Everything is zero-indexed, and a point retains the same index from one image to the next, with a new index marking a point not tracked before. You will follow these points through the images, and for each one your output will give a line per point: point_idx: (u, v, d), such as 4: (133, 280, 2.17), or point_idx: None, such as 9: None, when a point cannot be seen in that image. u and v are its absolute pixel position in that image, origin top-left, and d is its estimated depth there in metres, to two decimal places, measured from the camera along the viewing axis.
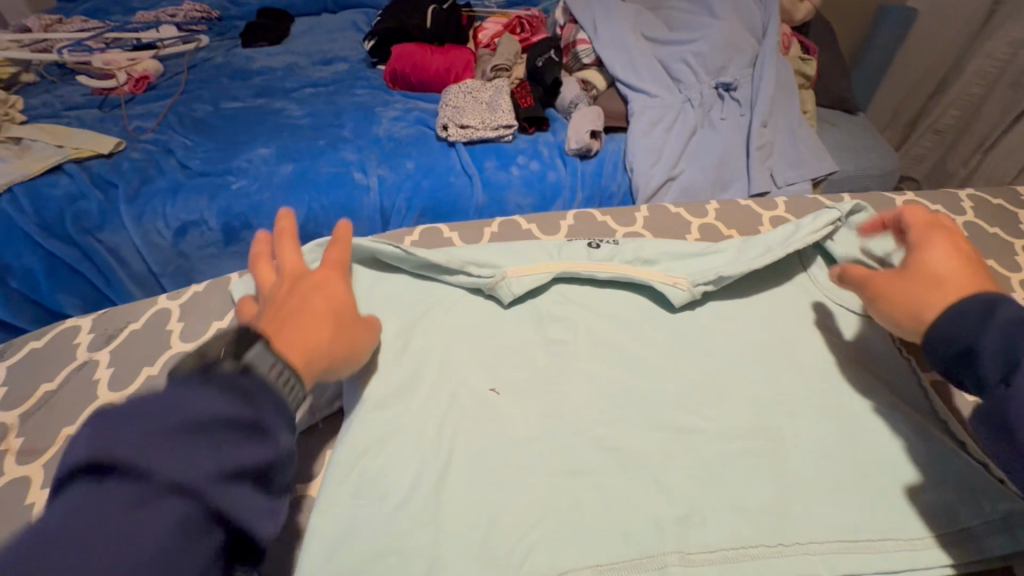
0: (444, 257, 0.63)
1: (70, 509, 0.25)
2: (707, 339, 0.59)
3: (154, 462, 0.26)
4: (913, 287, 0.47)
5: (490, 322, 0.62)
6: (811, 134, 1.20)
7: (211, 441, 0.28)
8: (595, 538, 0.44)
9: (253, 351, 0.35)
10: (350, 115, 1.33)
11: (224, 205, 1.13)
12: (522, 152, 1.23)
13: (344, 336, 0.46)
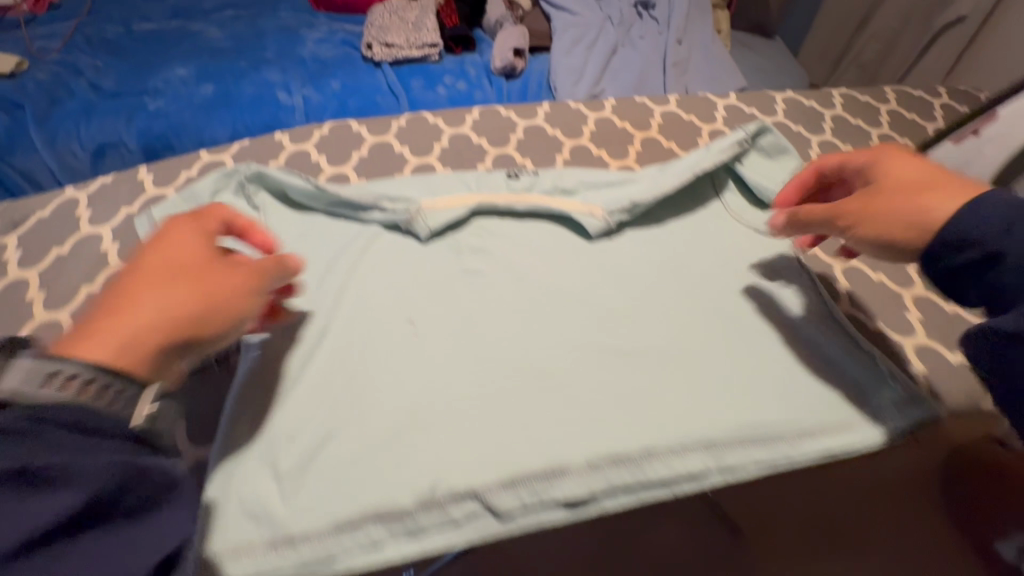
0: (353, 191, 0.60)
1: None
2: (625, 266, 0.60)
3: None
4: (898, 198, 0.47)
5: (415, 257, 0.59)
6: (724, 51, 1.26)
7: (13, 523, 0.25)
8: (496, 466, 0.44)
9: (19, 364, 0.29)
10: (273, 36, 1.30)
11: (143, 126, 1.10)
12: (448, 72, 1.25)
13: (174, 299, 0.35)
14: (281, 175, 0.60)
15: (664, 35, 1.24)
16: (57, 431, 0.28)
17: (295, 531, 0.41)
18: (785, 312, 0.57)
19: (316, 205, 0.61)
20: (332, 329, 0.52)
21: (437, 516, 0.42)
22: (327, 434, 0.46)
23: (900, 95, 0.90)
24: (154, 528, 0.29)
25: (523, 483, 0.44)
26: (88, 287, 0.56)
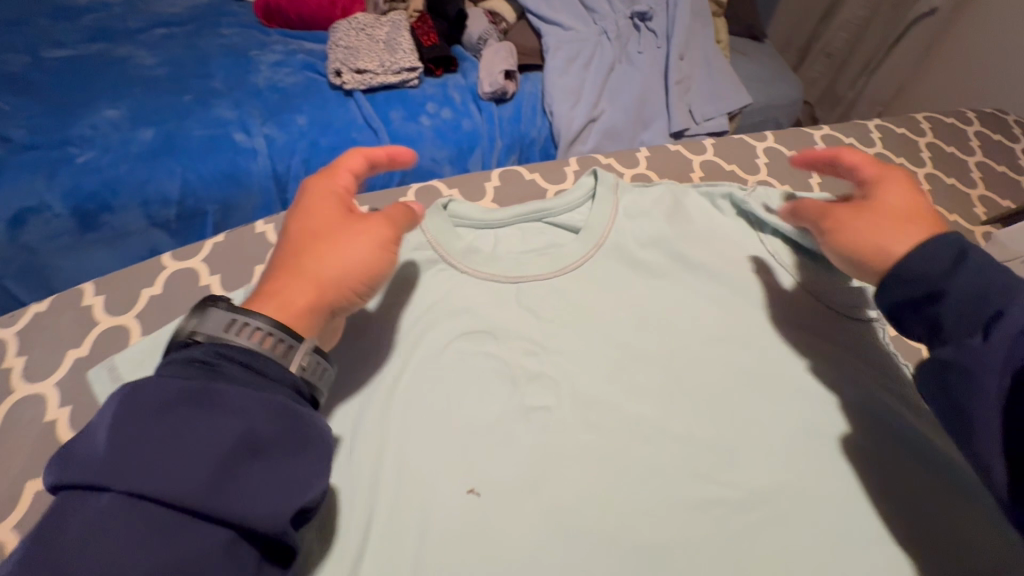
0: None
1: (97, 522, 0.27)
2: (709, 382, 0.52)
3: (129, 478, 0.28)
4: (885, 228, 0.47)
5: (471, 396, 0.49)
6: (725, 64, 1.18)
7: (180, 453, 0.29)
8: None
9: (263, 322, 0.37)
10: (221, 63, 1.12)
11: (70, 185, 0.91)
12: (430, 99, 1.11)
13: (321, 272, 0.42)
14: None
15: (665, 49, 1.15)
16: (235, 368, 0.35)
17: None
18: (890, 424, 0.51)
19: None
20: (387, 514, 0.43)
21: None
22: None
23: (934, 123, 0.85)
24: (290, 472, 0.32)
25: None
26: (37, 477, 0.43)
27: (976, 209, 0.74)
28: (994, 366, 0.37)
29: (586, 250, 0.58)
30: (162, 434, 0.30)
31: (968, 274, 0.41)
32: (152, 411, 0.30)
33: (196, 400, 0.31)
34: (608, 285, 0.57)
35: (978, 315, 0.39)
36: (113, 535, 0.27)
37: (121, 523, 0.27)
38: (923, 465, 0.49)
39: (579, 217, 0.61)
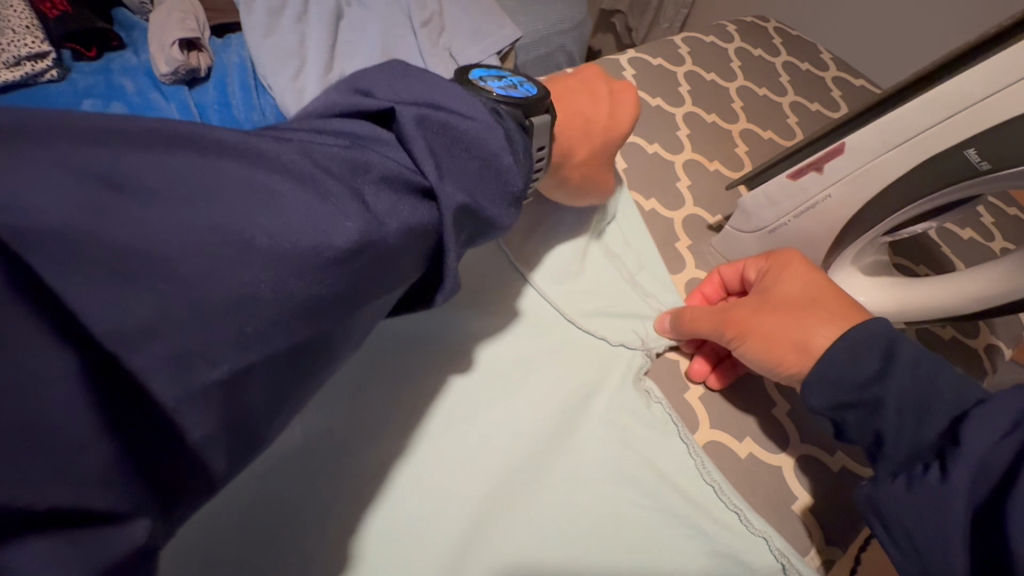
0: None
1: (350, 150, 0.26)
2: (403, 506, 0.36)
3: (421, 141, 0.29)
4: (781, 323, 0.38)
5: None
6: None
7: (447, 169, 0.30)
8: None
9: (541, 123, 0.37)
10: None
11: None
12: (88, 95, 0.79)
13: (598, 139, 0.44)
14: None
15: None
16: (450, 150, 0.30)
17: None
18: (643, 486, 0.40)
19: None
20: None
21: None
22: None
23: (692, 47, 0.73)
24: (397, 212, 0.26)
25: None
26: None
27: (739, 149, 0.64)
28: (960, 502, 0.28)
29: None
30: (445, 144, 0.30)
31: (900, 376, 0.34)
32: (445, 110, 0.31)
33: (461, 141, 0.31)
34: None
35: (917, 430, 0.32)
36: (353, 179, 0.25)
37: (373, 165, 0.26)
38: (688, 533, 0.38)
39: None
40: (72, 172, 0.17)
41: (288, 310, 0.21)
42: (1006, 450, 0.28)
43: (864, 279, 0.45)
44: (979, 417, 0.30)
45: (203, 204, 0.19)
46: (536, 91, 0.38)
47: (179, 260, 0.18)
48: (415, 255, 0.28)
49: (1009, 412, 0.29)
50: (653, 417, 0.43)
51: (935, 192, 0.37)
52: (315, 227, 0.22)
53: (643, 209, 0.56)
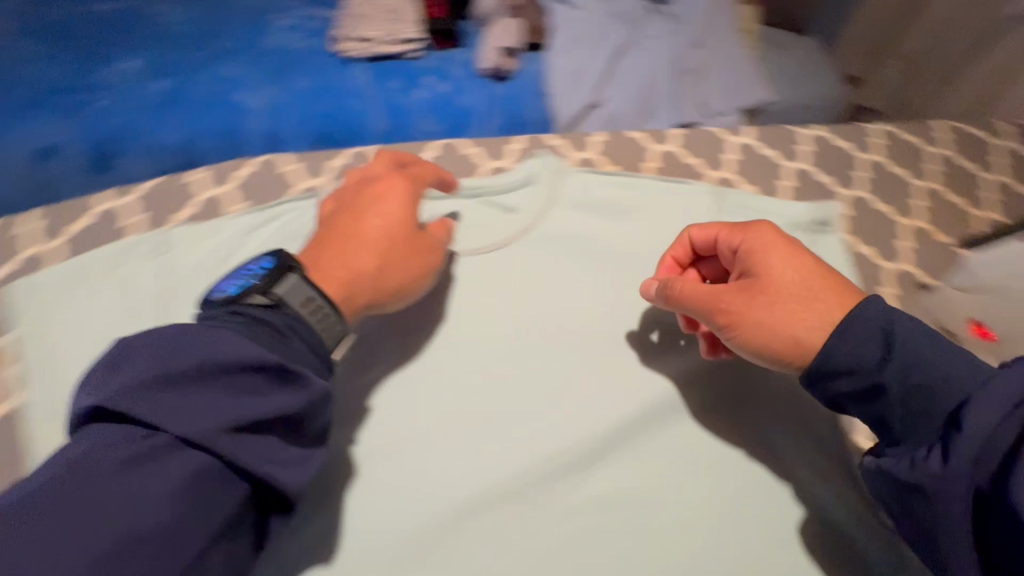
0: (312, 227, 0.56)
1: (84, 449, 0.36)
2: None
3: (158, 414, 0.37)
4: (778, 314, 0.49)
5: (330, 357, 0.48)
6: (746, 56, 1.08)
7: (196, 408, 0.38)
8: None
9: (286, 287, 0.46)
10: (238, 24, 1.17)
11: (92, 124, 1.04)
12: (429, 72, 1.10)
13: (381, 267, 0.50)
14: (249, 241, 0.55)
15: (677, 36, 1.06)
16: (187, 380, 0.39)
17: None
18: None
19: (288, 257, 0.54)
20: None
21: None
22: None
23: (956, 134, 0.74)
24: (153, 494, 0.35)
25: None
26: None
27: (976, 234, 0.64)
28: None
29: (511, 231, 0.58)
30: (191, 399, 0.38)
31: (897, 361, 0.45)
32: (196, 347, 0.40)
33: (208, 378, 0.39)
34: None
35: (919, 411, 0.43)
36: (102, 502, 0.34)
37: (121, 453, 0.36)
38: None
39: (509, 200, 0.60)
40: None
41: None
42: (1010, 430, 0.39)
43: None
44: (984, 407, 0.40)
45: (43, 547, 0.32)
46: (272, 262, 0.47)
47: None
48: (202, 511, 0.37)
49: (1010, 393, 0.39)
50: None
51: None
52: (74, 547, 0.33)
53: (853, 251, 0.61)
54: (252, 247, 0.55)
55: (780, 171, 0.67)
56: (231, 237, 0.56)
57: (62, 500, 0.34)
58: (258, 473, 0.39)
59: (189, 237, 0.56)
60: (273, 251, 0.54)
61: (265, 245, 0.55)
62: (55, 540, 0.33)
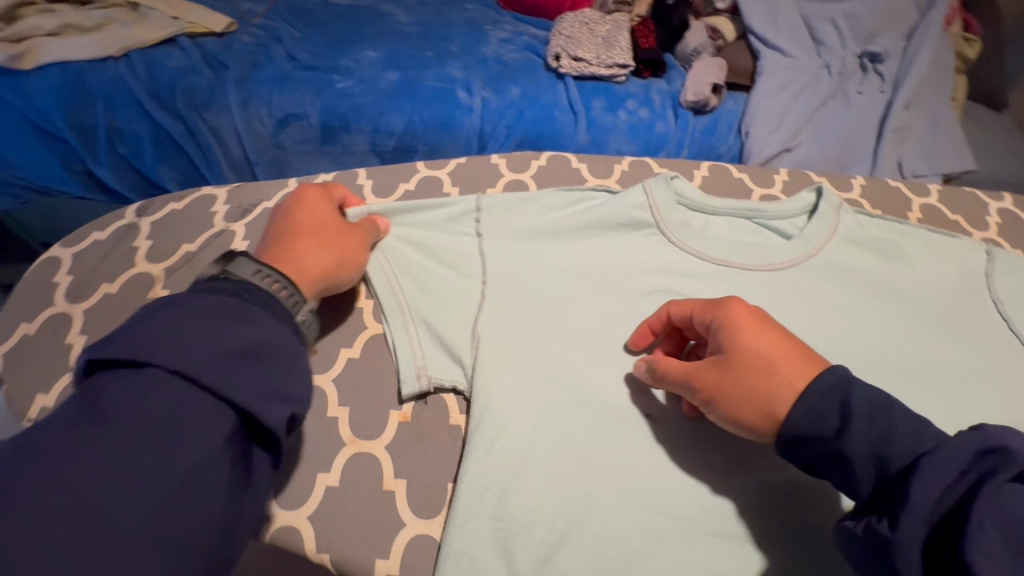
0: (614, 222, 0.61)
1: (124, 384, 0.31)
2: None
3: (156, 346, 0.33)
4: (747, 383, 0.41)
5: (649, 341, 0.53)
6: (956, 124, 1.08)
7: (181, 343, 0.33)
8: None
9: (241, 265, 0.43)
10: (458, 30, 1.27)
11: (328, 104, 1.12)
12: (632, 97, 1.16)
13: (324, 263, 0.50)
14: (558, 224, 0.61)
15: (889, 96, 1.07)
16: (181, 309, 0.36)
17: None
18: None
19: (595, 245, 0.60)
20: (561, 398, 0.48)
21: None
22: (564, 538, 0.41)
23: None
24: (182, 393, 0.32)
25: None
26: None
27: None
28: None
29: (797, 256, 0.60)
30: (177, 317, 0.35)
31: (859, 432, 0.36)
32: (165, 310, 0.35)
33: (165, 310, 0.35)
34: (800, 293, 0.59)
35: (880, 461, 0.35)
36: (167, 402, 0.31)
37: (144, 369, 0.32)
38: None
39: (791, 227, 0.63)
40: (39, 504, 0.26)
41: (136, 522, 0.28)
42: (953, 496, 0.31)
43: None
44: (928, 471, 0.32)
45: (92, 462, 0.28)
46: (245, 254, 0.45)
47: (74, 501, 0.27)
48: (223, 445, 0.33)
49: (959, 457, 0.32)
50: None
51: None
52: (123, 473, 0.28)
53: None
54: (561, 229, 0.61)
55: None
56: (542, 216, 0.61)
57: (119, 407, 0.30)
58: (236, 399, 0.33)
59: (505, 211, 0.61)
60: (583, 239, 0.60)
61: (572, 230, 0.61)
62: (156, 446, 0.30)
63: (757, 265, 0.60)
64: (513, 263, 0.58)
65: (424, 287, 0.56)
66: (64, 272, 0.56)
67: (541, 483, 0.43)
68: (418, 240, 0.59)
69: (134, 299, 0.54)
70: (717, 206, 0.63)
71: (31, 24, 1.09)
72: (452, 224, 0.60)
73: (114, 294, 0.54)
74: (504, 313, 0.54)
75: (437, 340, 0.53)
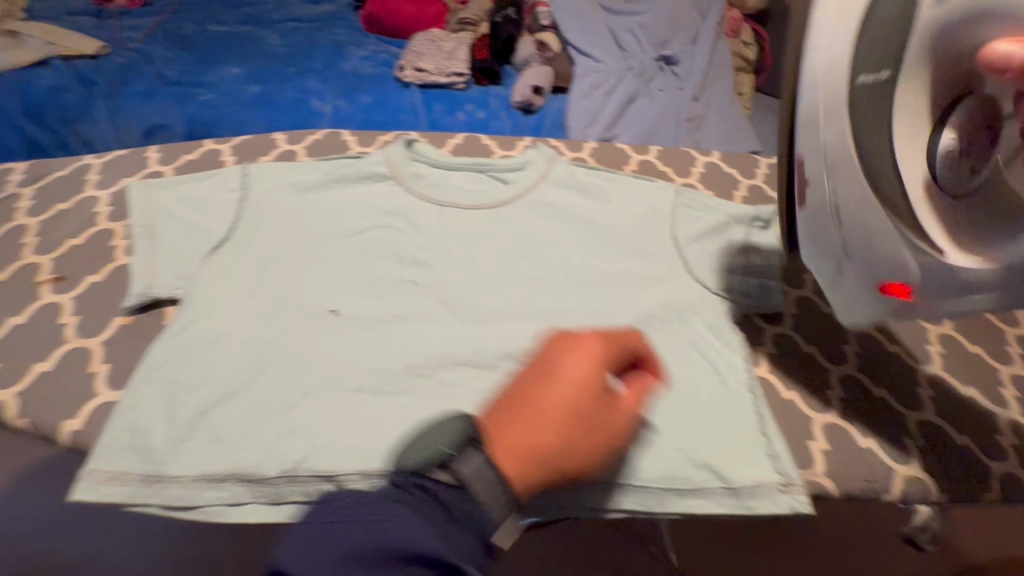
0: (354, 172, 0.72)
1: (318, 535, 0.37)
2: (550, 295, 0.63)
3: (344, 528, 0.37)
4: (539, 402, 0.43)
5: (358, 258, 0.63)
6: (740, 112, 1.26)
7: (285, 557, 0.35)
8: (377, 450, 0.48)
9: (471, 467, 0.40)
10: (322, 50, 1.42)
11: (191, 114, 1.24)
12: (470, 100, 1.31)
13: (560, 441, 0.42)
14: (303, 176, 0.72)
15: (680, 90, 1.25)
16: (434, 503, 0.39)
17: (167, 470, 0.46)
18: (695, 369, 0.58)
19: (333, 191, 0.71)
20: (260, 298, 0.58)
21: (296, 488, 0.46)
22: (222, 397, 0.50)
23: None
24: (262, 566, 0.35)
25: (383, 477, 0.47)
26: (71, 240, 0.64)
27: None
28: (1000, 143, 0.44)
29: (512, 196, 0.73)
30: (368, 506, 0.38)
31: None
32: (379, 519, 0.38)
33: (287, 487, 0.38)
34: (508, 223, 0.70)
35: None
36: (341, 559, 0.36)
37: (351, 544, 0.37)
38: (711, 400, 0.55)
39: (513, 175, 0.76)
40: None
41: None
42: None
43: (986, 247, 0.47)
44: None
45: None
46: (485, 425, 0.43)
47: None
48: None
49: None
50: (728, 336, 0.60)
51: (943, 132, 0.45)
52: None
53: None
54: (306, 178, 0.72)
55: (739, 185, 0.82)
56: (291, 171, 0.72)
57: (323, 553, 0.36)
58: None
59: (266, 174, 0.71)
60: (323, 186, 0.71)
61: (315, 179, 0.72)
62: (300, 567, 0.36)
63: (477, 203, 0.72)
64: (255, 204, 0.68)
65: (174, 231, 0.64)
66: None
67: (217, 358, 0.52)
68: (180, 192, 0.69)
69: None
70: (450, 161, 0.76)
71: None
72: (216, 184, 0.70)
73: None
74: (234, 242, 0.64)
75: (167, 261, 0.61)
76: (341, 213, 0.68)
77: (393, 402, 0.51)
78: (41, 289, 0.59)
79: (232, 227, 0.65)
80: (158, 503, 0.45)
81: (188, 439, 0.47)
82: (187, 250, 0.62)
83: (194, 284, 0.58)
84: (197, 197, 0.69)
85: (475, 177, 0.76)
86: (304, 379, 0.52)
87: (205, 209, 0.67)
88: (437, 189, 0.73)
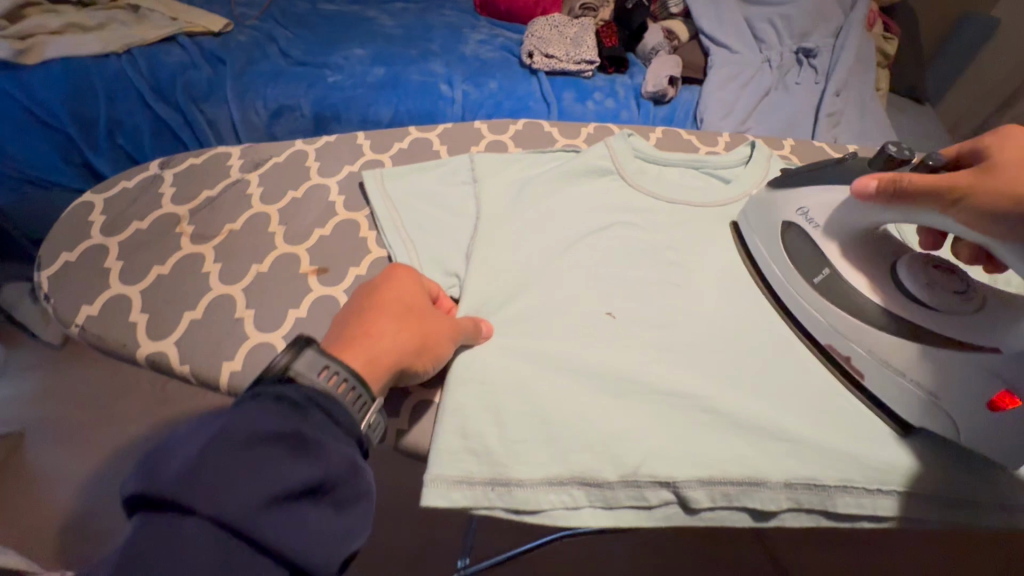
0: (580, 165, 0.70)
1: (207, 435, 0.33)
2: None
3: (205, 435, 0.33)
4: (378, 313, 0.47)
5: (613, 257, 0.62)
6: (880, 107, 1.22)
7: (241, 483, 0.32)
8: (707, 456, 0.47)
9: (303, 361, 0.40)
10: (440, 32, 1.39)
11: (319, 95, 1.21)
12: (599, 89, 1.28)
13: (395, 355, 0.45)
14: (530, 167, 0.70)
15: (822, 83, 1.22)
16: (282, 408, 0.36)
17: (510, 474, 0.45)
18: None
19: (564, 185, 0.69)
20: (536, 294, 0.57)
21: (634, 493, 0.46)
22: (538, 397, 0.49)
23: None
24: (236, 484, 0.31)
25: (720, 485, 0.46)
26: (319, 230, 0.63)
27: None
28: None
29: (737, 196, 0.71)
30: (229, 419, 0.34)
31: None
32: (232, 419, 0.34)
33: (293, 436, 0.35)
34: None
35: None
36: (210, 478, 0.31)
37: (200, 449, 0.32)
38: None
39: (731, 173, 0.74)
40: (183, 531, 0.30)
41: (225, 547, 0.30)
42: None
43: (1011, 331, 0.46)
44: None
45: (187, 472, 0.31)
46: (302, 344, 0.41)
47: (202, 500, 0.30)
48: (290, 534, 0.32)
49: None
50: None
51: (859, 216, 0.53)
52: (240, 500, 0.31)
53: None
54: (533, 170, 0.70)
55: None
56: (516, 163, 0.70)
57: (196, 470, 0.31)
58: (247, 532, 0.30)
59: (494, 165, 0.69)
60: (553, 178, 0.69)
61: (543, 170, 0.70)
62: (200, 507, 0.30)
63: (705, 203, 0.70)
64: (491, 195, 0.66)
65: (424, 224, 0.63)
66: (96, 215, 0.63)
67: (520, 357, 0.51)
68: (410, 182, 0.68)
69: (163, 234, 0.61)
70: (668, 157, 0.73)
71: (35, 23, 1.15)
72: (446, 176, 0.69)
73: (145, 228, 0.62)
74: (485, 235, 0.61)
75: (425, 255, 0.60)
76: (580, 208, 0.67)
77: (705, 406, 0.51)
78: (310, 280, 0.58)
79: (477, 220, 0.63)
80: (504, 505, 0.45)
81: (522, 440, 0.47)
82: (442, 244, 0.61)
83: (468, 280, 0.57)
84: (427, 189, 0.67)
85: (691, 175, 0.74)
86: (611, 383, 0.51)
87: (441, 202, 0.66)
88: (658, 185, 0.71)
